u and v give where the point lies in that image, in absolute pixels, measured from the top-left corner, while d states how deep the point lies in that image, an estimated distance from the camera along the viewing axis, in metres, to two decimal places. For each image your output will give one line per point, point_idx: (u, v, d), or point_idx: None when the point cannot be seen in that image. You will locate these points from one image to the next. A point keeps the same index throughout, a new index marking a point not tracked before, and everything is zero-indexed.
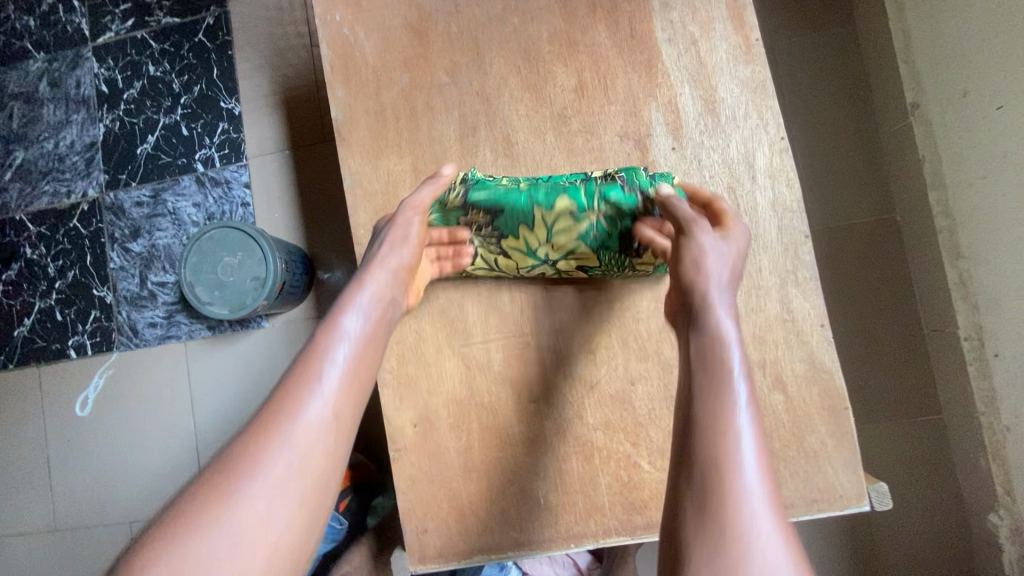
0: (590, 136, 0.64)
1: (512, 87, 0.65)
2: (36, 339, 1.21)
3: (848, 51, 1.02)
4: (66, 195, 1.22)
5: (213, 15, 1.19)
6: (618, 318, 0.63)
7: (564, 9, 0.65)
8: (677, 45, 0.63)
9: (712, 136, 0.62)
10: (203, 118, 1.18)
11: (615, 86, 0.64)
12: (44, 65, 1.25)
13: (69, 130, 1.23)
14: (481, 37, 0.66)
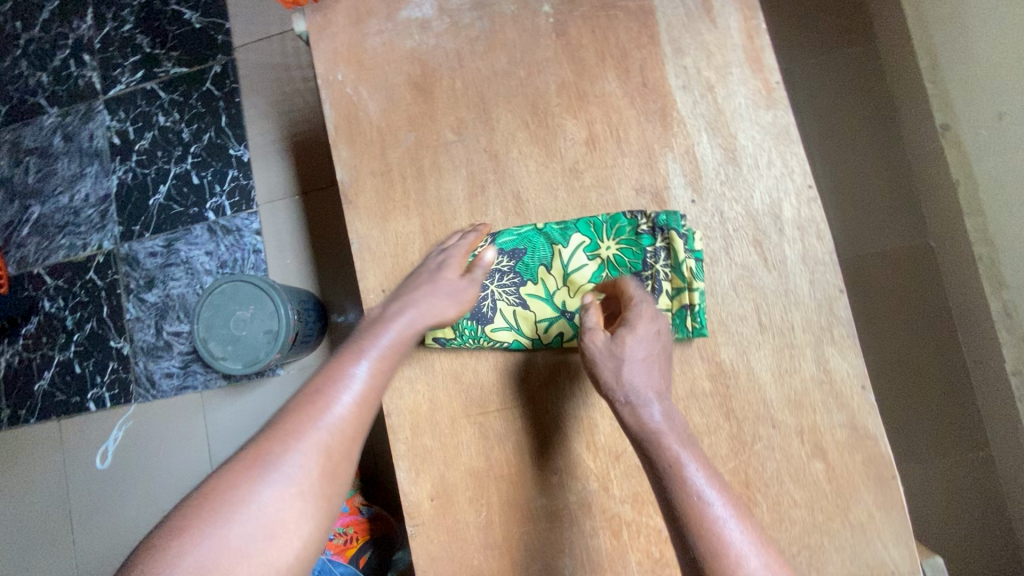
0: (604, 191, 0.61)
1: (521, 142, 0.63)
2: (56, 393, 1.22)
3: (871, 69, 0.97)
4: (82, 247, 1.23)
5: (220, 63, 1.19)
6: None
7: (571, 59, 0.63)
8: (692, 92, 0.60)
9: (733, 186, 0.59)
10: (213, 166, 1.18)
11: (628, 137, 0.61)
12: (57, 120, 1.27)
13: (83, 184, 1.24)
14: (486, 91, 0.64)
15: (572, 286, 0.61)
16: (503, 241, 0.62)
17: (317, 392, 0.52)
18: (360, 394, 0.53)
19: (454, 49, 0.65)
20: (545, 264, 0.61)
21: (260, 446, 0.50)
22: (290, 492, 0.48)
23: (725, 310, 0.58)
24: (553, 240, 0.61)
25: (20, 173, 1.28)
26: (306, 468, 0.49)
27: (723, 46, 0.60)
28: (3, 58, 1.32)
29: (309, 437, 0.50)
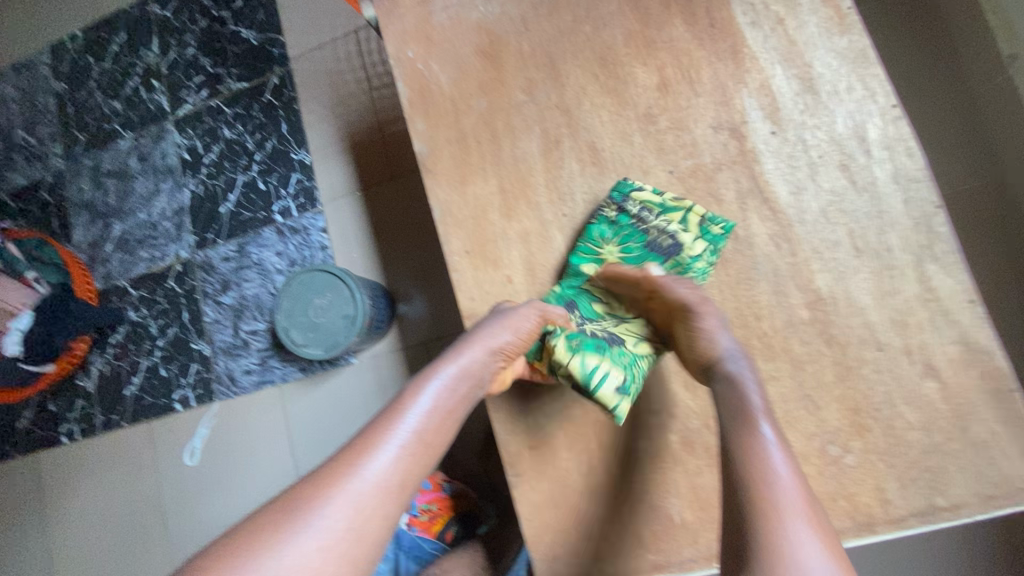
0: (680, 132, 0.61)
1: (592, 95, 0.64)
2: (145, 397, 1.29)
3: (928, 8, 0.95)
4: (161, 258, 1.31)
5: (277, 74, 1.27)
6: (737, 317, 0.59)
7: (636, 10, 0.64)
8: (762, 27, 0.60)
9: (814, 114, 0.58)
10: (277, 172, 1.24)
11: (700, 78, 0.61)
12: (132, 142, 1.36)
13: (159, 199, 1.32)
14: (555, 50, 0.66)
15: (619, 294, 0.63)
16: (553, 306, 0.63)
17: (374, 433, 0.50)
18: (427, 435, 0.51)
19: (519, 14, 0.68)
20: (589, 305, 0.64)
21: (308, 493, 0.46)
22: (334, 544, 0.44)
23: (816, 237, 0.57)
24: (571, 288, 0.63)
25: (101, 195, 1.37)
26: (360, 517, 0.45)
27: None
28: (80, 91, 1.42)
29: (366, 475, 0.47)
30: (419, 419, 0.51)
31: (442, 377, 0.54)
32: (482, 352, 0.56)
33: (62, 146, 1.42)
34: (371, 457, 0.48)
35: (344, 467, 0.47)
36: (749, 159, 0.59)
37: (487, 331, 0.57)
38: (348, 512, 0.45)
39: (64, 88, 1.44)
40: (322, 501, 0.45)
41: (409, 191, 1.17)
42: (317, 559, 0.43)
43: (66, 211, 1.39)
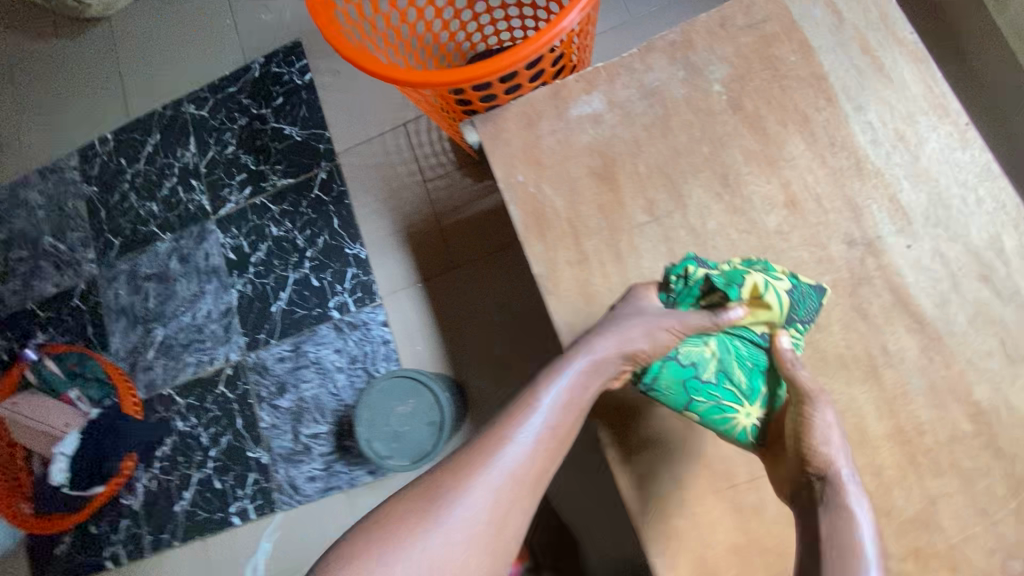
0: (815, 249, 0.62)
1: (717, 213, 0.65)
2: (198, 512, 1.21)
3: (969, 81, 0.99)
4: (210, 362, 1.26)
5: (325, 169, 1.26)
6: (899, 433, 0.58)
7: (753, 129, 0.66)
8: (883, 143, 0.63)
9: (946, 226, 0.60)
10: (332, 268, 1.22)
11: (826, 194, 0.63)
12: (172, 244, 1.33)
13: (204, 301, 1.28)
14: (672, 170, 0.68)
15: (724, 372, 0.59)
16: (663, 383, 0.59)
17: (492, 440, 0.55)
18: (547, 438, 0.55)
19: (631, 137, 0.70)
20: (739, 371, 0.59)
21: (435, 489, 0.54)
22: (453, 547, 0.51)
23: (967, 348, 0.58)
24: (697, 384, 0.58)
25: (140, 300, 1.33)
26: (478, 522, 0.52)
27: (905, 97, 0.63)
28: (112, 194, 1.40)
29: (496, 471, 0.53)
30: (539, 428, 0.55)
31: (562, 373, 0.57)
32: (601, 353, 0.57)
33: (95, 251, 1.38)
34: (490, 464, 0.53)
35: (478, 462, 0.54)
36: (888, 274, 0.61)
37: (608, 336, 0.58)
38: (458, 523, 0.51)
39: (95, 192, 1.41)
40: (447, 497, 0.52)
41: (487, 273, 1.16)
42: (460, 537, 0.51)
43: (101, 318, 1.35)
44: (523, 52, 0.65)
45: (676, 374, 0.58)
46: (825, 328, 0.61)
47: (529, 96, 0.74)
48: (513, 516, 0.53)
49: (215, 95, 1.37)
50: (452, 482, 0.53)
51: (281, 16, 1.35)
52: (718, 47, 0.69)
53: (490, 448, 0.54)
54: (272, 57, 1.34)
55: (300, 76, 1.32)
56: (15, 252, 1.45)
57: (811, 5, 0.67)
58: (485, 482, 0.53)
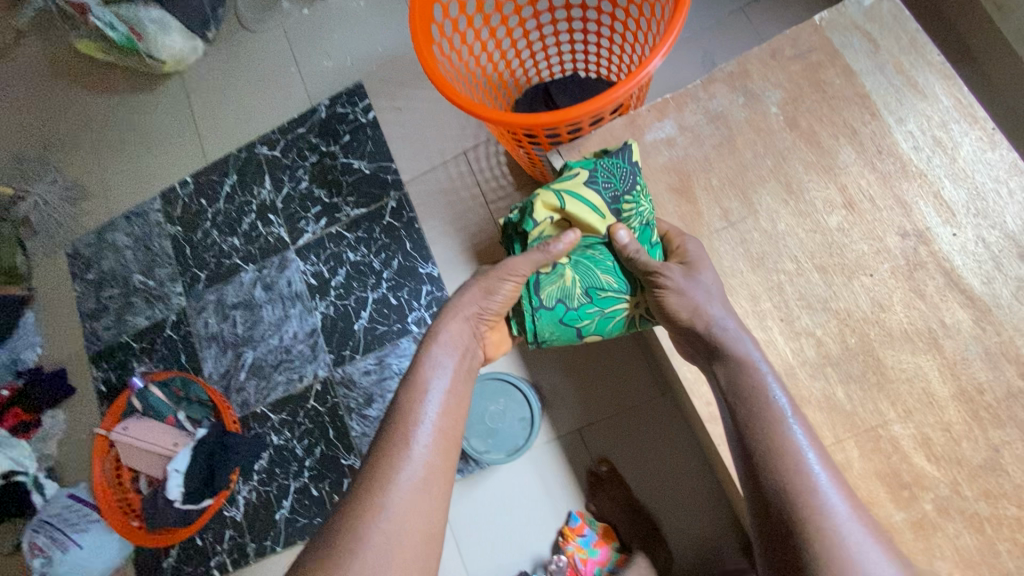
0: (874, 242, 0.73)
1: (785, 216, 0.76)
2: (298, 519, 1.32)
3: (984, 85, 1.11)
4: (299, 380, 1.37)
5: (394, 198, 1.39)
6: (961, 392, 0.69)
7: (810, 143, 0.77)
8: (923, 149, 0.74)
9: (986, 215, 0.71)
10: (407, 286, 1.34)
11: (879, 196, 0.74)
12: (255, 274, 1.45)
13: (290, 324, 1.40)
14: (741, 182, 0.78)
15: (587, 287, 0.77)
16: (541, 323, 0.78)
17: (408, 409, 0.70)
18: (446, 395, 0.72)
19: (703, 155, 0.80)
20: (602, 276, 0.77)
21: (377, 464, 0.66)
22: (411, 496, 0.64)
23: (1014, 317, 0.69)
24: (573, 313, 0.77)
25: (229, 327, 1.45)
26: (422, 470, 0.66)
27: (938, 109, 0.74)
28: (195, 232, 1.52)
29: (421, 431, 0.68)
30: (443, 381, 0.72)
31: (437, 350, 0.74)
32: (459, 322, 0.76)
33: (183, 285, 1.51)
34: (416, 424, 0.69)
35: (404, 432, 0.68)
36: (939, 259, 0.71)
37: (462, 305, 0.76)
38: (410, 475, 0.65)
39: (179, 231, 1.54)
40: (390, 465, 0.65)
41: None
42: (415, 483, 0.65)
43: (193, 345, 1.47)
44: (618, 89, 0.75)
45: (549, 313, 0.77)
46: (889, 309, 0.72)
47: (608, 125, 0.85)
48: (448, 453, 0.69)
49: (286, 136, 1.50)
50: (392, 453, 0.67)
51: (342, 62, 1.49)
52: (773, 73, 0.80)
53: (413, 418, 0.69)
54: (337, 99, 1.48)
55: (364, 115, 1.45)
56: (106, 290, 1.57)
57: (851, 35, 0.78)
58: (416, 441, 0.67)
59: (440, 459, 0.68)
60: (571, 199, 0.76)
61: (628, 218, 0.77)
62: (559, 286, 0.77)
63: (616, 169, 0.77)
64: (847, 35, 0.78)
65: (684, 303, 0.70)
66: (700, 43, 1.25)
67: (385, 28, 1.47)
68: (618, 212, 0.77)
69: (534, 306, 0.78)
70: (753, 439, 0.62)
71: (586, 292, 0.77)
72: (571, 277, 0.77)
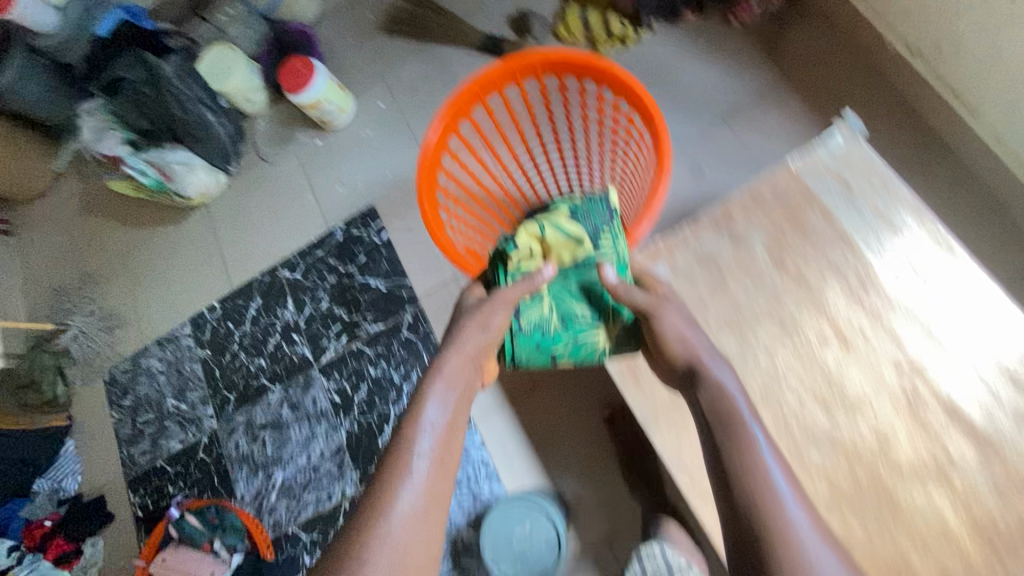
0: (871, 376, 0.77)
1: (783, 353, 0.80)
2: None
3: (967, 176, 1.17)
4: (328, 498, 1.41)
5: (410, 312, 1.46)
6: (974, 523, 0.71)
7: (798, 281, 0.82)
8: (907, 285, 0.78)
9: (974, 347, 0.75)
10: None
11: (870, 331, 0.78)
12: (282, 393, 1.52)
13: (316, 442, 1.45)
14: (738, 321, 0.83)
15: (561, 313, 0.86)
16: (520, 346, 0.85)
17: (407, 435, 0.67)
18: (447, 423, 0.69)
19: (699, 295, 0.85)
20: (576, 304, 0.86)
21: (372, 496, 0.61)
22: (410, 526, 0.59)
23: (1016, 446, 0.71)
24: (550, 338, 0.85)
25: (259, 447, 1.50)
26: (422, 501, 0.61)
27: (917, 245, 0.79)
28: (224, 354, 1.61)
29: (421, 458, 0.64)
30: (444, 409, 0.70)
31: (437, 378, 0.72)
32: (460, 354, 0.75)
33: (214, 407, 1.58)
34: (413, 451, 0.65)
35: (404, 458, 0.64)
36: (934, 391, 0.75)
37: (462, 340, 0.77)
38: (410, 504, 0.60)
39: (209, 355, 1.62)
40: (386, 496, 0.61)
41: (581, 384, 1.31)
42: (413, 515, 0.60)
43: (225, 467, 1.52)
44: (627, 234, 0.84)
45: (527, 337, 0.85)
46: (895, 442, 0.75)
47: None
48: (448, 485, 0.64)
49: (306, 259, 1.60)
50: (390, 480, 0.62)
51: (355, 186, 1.61)
52: (755, 217, 0.86)
53: (414, 444, 0.65)
54: (352, 222, 1.58)
55: (378, 235, 1.55)
56: (141, 415, 1.65)
57: (826, 179, 0.85)
58: (415, 470, 0.63)
59: (442, 487, 0.63)
60: (551, 234, 0.88)
61: (603, 248, 0.86)
62: (537, 310, 0.85)
63: (592, 209, 0.91)
64: (822, 178, 0.85)
65: (672, 331, 0.75)
66: (687, 153, 1.33)
67: (394, 154, 1.60)
68: (595, 243, 0.87)
69: (515, 329, 0.84)
70: (727, 458, 0.64)
71: (558, 320, 0.85)
72: (548, 304, 0.85)
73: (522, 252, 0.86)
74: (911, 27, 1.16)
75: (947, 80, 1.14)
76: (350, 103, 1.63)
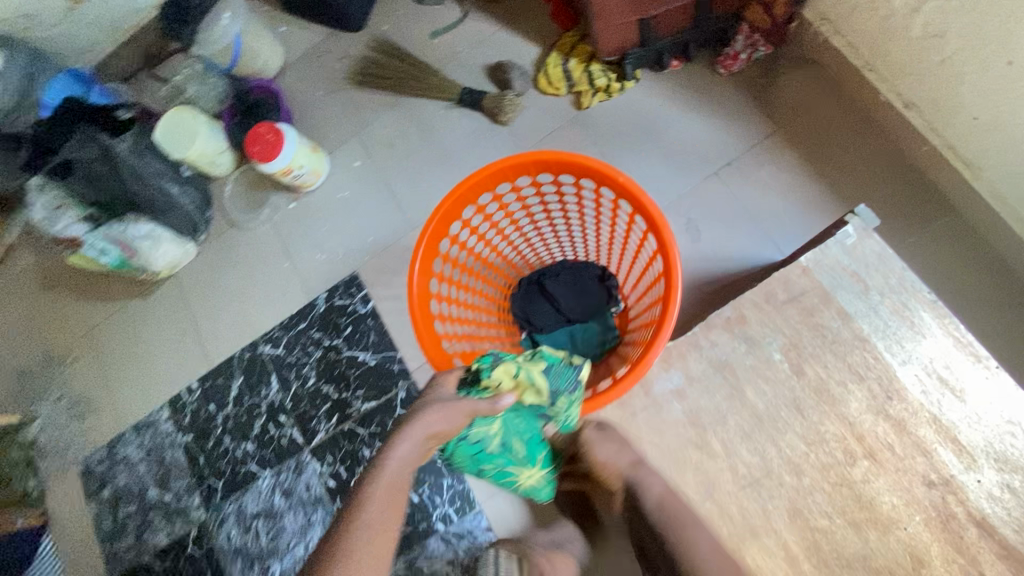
0: (902, 492, 0.73)
1: (809, 468, 0.76)
2: None
3: (967, 231, 1.13)
4: None
5: (402, 387, 1.39)
6: None
7: (820, 390, 0.78)
8: (933, 392, 0.74)
9: (1007, 459, 0.72)
10: (428, 481, 1.31)
11: (898, 443, 0.74)
12: (272, 480, 1.44)
13: (313, 531, 1.38)
14: (758, 434, 0.79)
15: (503, 438, 0.89)
16: (457, 451, 0.90)
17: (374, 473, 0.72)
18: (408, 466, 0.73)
19: (715, 405, 0.81)
20: (516, 439, 0.90)
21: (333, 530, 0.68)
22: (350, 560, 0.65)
23: None
24: (485, 454, 0.90)
25: (252, 538, 1.42)
26: (367, 538, 0.67)
27: (940, 348, 0.75)
28: (208, 439, 1.52)
29: (376, 497, 0.70)
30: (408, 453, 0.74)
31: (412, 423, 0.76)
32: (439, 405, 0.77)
33: (200, 497, 1.49)
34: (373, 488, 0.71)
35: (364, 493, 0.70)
36: (968, 507, 0.72)
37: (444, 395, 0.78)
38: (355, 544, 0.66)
39: (191, 440, 1.53)
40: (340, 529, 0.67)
41: None
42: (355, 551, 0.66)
43: (218, 561, 1.43)
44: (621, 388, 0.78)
45: (466, 445, 0.89)
46: (929, 564, 0.71)
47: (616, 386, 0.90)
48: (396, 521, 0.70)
49: (288, 333, 1.51)
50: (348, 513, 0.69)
51: (334, 254, 1.53)
52: (770, 316, 0.81)
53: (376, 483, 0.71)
54: (334, 292, 1.50)
55: (363, 305, 1.47)
56: (122, 508, 1.55)
57: (841, 276, 0.80)
58: (369, 507, 0.69)
59: (387, 525, 0.69)
60: (526, 376, 0.82)
61: (561, 411, 0.83)
62: (484, 428, 0.89)
63: (569, 372, 0.85)
64: (838, 276, 0.80)
65: (607, 450, 0.83)
66: (682, 210, 1.28)
67: (374, 216, 1.52)
68: (556, 401, 0.84)
69: (463, 437, 0.88)
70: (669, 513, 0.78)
71: (497, 443, 0.89)
72: (497, 428, 0.88)
73: (491, 381, 0.80)
74: (905, 82, 1.10)
75: (946, 136, 1.08)
76: (324, 163, 1.55)
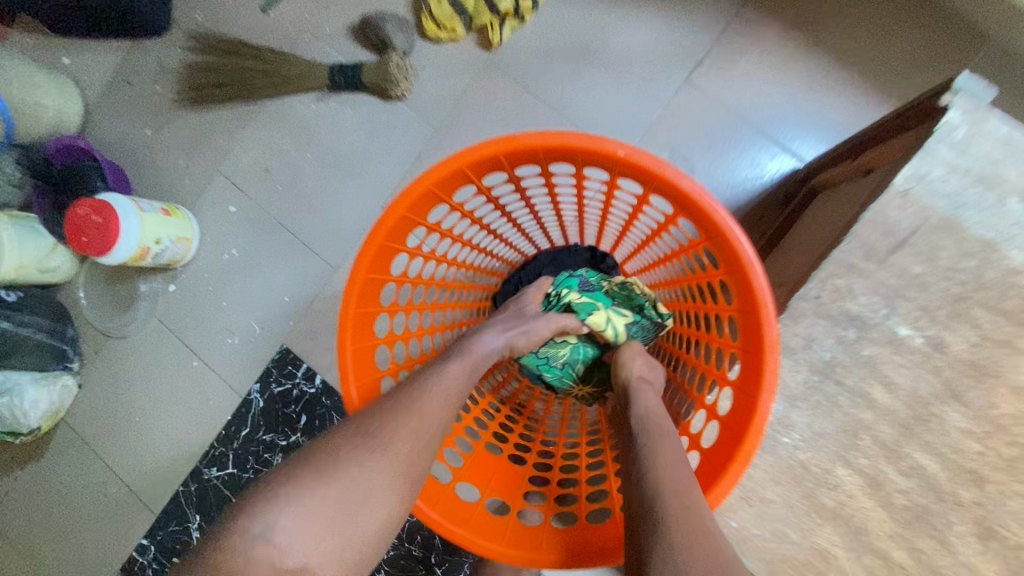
0: None
1: (993, 472, 0.53)
2: None
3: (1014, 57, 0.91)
4: None
5: None
6: None
7: (977, 362, 0.53)
8: None
9: None
10: (470, 563, 1.00)
11: None
12: None
13: None
14: (908, 445, 0.55)
15: (567, 364, 0.77)
16: (526, 360, 0.78)
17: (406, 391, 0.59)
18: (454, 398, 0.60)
19: (836, 424, 0.56)
20: (580, 366, 0.77)
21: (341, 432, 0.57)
22: (346, 480, 0.53)
23: None
24: (549, 370, 0.78)
25: None
26: (370, 465, 0.54)
27: None
28: None
29: (400, 423, 0.57)
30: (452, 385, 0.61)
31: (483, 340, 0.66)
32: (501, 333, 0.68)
33: None
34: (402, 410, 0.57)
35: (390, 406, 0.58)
36: None
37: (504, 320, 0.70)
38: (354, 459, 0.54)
39: None
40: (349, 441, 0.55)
41: None
42: (348, 475, 0.53)
43: None
44: (730, 471, 0.51)
45: (533, 358, 0.78)
46: None
47: (701, 417, 0.65)
48: (407, 465, 0.56)
49: (231, 446, 1.18)
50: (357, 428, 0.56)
51: (250, 330, 1.18)
52: (875, 278, 0.55)
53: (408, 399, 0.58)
54: (268, 379, 1.17)
55: (310, 383, 1.15)
56: None
57: (964, 189, 0.54)
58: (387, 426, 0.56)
59: (402, 460, 0.56)
60: (611, 320, 0.74)
61: None
62: (553, 347, 0.77)
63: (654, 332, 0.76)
64: (959, 191, 0.54)
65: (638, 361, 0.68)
66: (662, 140, 0.99)
67: (281, 268, 1.16)
68: None
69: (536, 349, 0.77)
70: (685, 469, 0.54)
71: (561, 367, 0.77)
72: (567, 349, 0.76)
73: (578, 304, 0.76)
74: None
75: None
76: (191, 222, 1.16)
